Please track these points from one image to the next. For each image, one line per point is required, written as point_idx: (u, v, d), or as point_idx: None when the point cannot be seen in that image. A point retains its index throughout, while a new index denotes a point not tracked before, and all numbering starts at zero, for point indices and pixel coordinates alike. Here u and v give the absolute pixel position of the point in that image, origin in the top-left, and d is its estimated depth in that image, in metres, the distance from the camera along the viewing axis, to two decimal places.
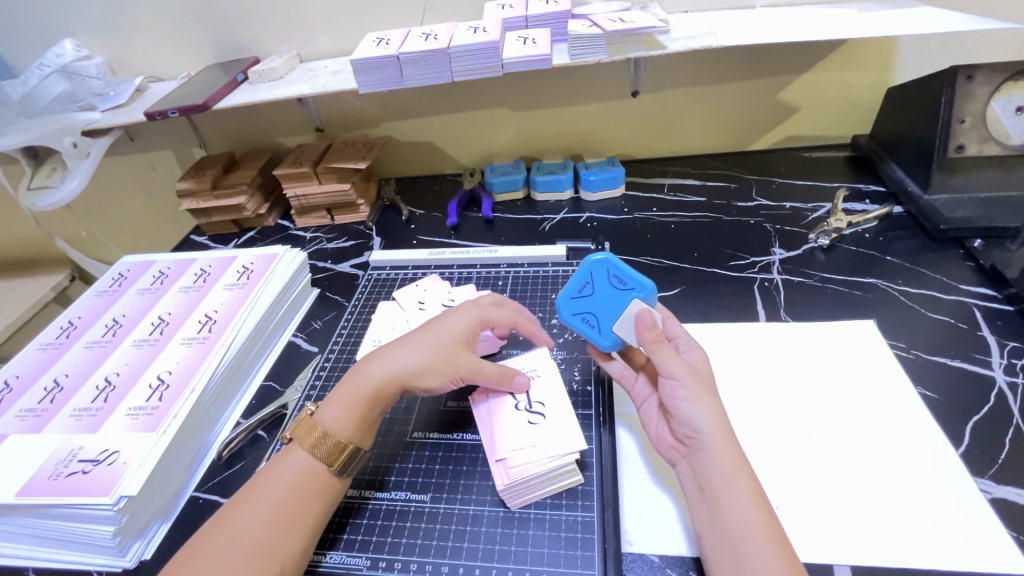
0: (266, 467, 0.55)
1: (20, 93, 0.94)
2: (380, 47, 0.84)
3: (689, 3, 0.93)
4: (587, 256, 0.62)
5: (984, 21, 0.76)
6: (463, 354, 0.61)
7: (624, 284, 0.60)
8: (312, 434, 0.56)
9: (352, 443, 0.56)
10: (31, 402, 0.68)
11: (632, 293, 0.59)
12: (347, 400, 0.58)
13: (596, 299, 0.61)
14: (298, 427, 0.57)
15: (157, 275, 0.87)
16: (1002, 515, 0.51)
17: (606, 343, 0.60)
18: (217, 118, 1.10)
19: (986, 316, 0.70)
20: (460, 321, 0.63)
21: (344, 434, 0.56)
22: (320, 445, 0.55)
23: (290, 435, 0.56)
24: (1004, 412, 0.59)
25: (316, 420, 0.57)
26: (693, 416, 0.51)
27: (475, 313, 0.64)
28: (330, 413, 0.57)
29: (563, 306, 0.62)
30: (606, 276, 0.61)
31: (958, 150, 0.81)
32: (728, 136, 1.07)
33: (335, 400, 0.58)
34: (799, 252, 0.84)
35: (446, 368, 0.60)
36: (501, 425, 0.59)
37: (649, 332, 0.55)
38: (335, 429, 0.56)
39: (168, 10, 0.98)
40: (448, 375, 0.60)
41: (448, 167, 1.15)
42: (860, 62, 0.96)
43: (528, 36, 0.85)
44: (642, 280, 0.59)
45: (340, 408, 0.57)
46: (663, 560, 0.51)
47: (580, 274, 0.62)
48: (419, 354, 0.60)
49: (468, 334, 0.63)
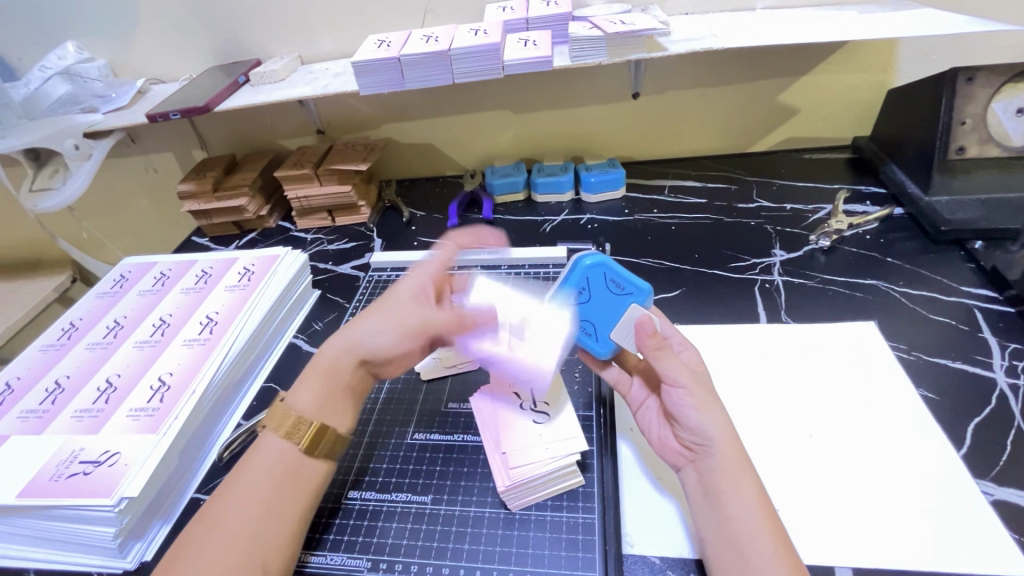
0: (245, 457, 0.55)
1: (23, 95, 0.93)
2: (381, 49, 0.84)
3: (690, 5, 0.93)
4: (579, 259, 0.59)
5: (984, 23, 0.76)
6: (416, 309, 0.60)
7: (622, 289, 0.58)
8: (286, 421, 0.55)
9: (323, 424, 0.56)
10: (32, 404, 0.68)
11: (630, 298, 0.58)
12: (314, 383, 0.58)
13: (593, 304, 0.59)
14: (273, 415, 0.56)
15: (158, 276, 0.88)
16: (1004, 516, 0.51)
17: (604, 350, 0.60)
18: (218, 120, 1.10)
19: (988, 317, 0.70)
20: (412, 279, 0.64)
21: (316, 416, 0.56)
22: (294, 429, 0.55)
23: (265, 423, 0.56)
24: (1005, 414, 0.59)
25: (288, 405, 0.56)
26: (701, 423, 0.51)
27: (430, 268, 0.65)
28: (300, 396, 0.57)
29: (560, 312, 0.60)
30: (602, 279, 0.59)
31: (958, 152, 0.81)
32: (729, 138, 1.07)
33: (304, 385, 0.58)
34: (800, 253, 0.84)
35: (399, 327, 0.59)
36: (523, 357, 0.59)
37: (649, 339, 0.53)
38: (305, 411, 0.56)
39: (169, 12, 0.98)
40: (403, 336, 0.59)
41: (449, 169, 1.15)
42: (860, 64, 0.96)
43: (528, 38, 0.85)
44: (640, 283, 0.57)
45: (310, 393, 0.57)
46: (664, 562, 0.51)
47: (575, 279, 0.59)
48: (374, 320, 0.60)
49: (422, 289, 0.63)
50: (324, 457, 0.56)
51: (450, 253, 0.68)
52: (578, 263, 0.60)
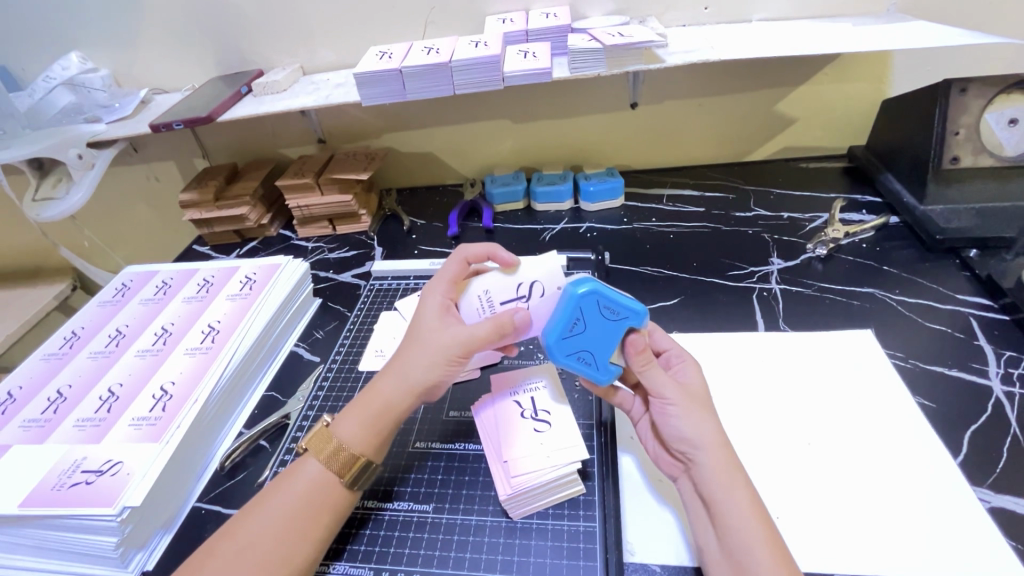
0: (281, 476, 0.56)
1: (27, 104, 0.95)
2: (382, 60, 0.85)
3: (687, 17, 0.94)
4: (570, 290, 0.54)
5: (976, 36, 0.77)
6: (448, 330, 0.57)
7: (616, 314, 0.55)
8: (326, 447, 0.55)
9: (368, 458, 0.56)
10: (34, 413, 0.68)
11: (626, 322, 0.55)
12: (364, 416, 0.57)
13: (590, 335, 0.55)
14: (315, 439, 0.57)
15: (160, 285, 0.88)
16: (1000, 523, 0.52)
17: (606, 377, 0.57)
18: (219, 129, 1.11)
19: (983, 325, 0.71)
20: (432, 300, 0.60)
21: (363, 449, 0.56)
22: (336, 460, 0.55)
23: (304, 446, 0.56)
24: (1001, 421, 0.60)
25: (331, 431, 0.56)
26: (684, 431, 0.52)
27: (445, 285, 0.61)
28: (345, 427, 0.57)
29: (555, 348, 0.56)
30: (596, 307, 0.55)
31: (952, 162, 0.82)
32: (725, 147, 1.09)
33: (351, 415, 0.58)
34: (798, 262, 0.85)
35: (439, 352, 0.57)
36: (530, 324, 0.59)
37: (639, 355, 0.56)
38: (351, 443, 0.55)
39: (172, 23, 0.99)
40: (444, 360, 0.57)
41: (449, 177, 1.16)
42: (854, 75, 0.98)
43: (528, 50, 0.86)
44: (633, 305, 0.55)
45: (357, 424, 0.57)
46: (664, 570, 0.52)
47: (567, 313, 0.55)
48: (411, 351, 0.58)
49: (446, 308, 0.59)
50: (359, 489, 0.56)
51: (458, 263, 0.63)
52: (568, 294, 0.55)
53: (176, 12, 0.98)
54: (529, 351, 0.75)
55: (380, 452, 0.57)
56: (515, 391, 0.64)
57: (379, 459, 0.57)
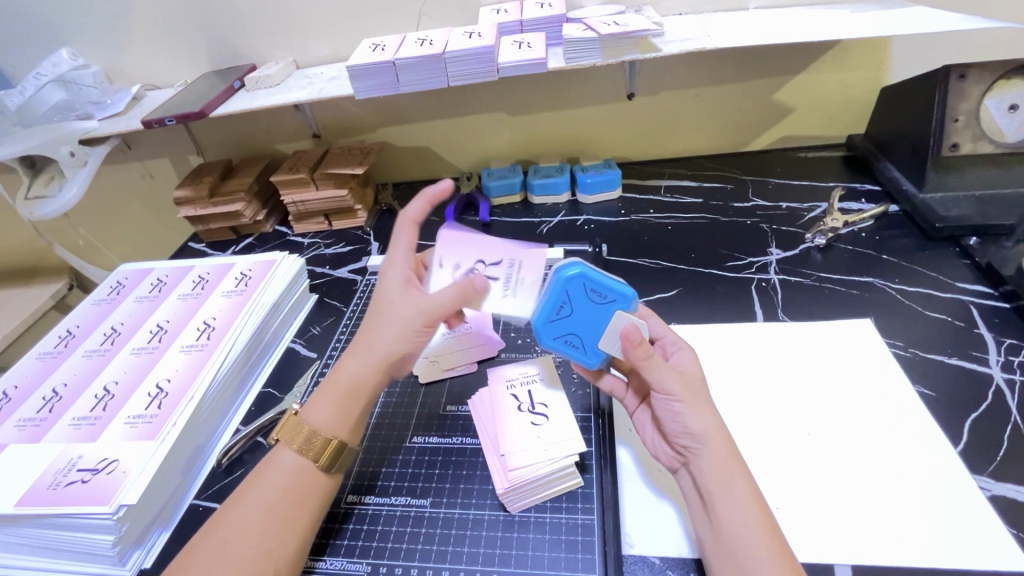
0: (256, 469, 0.55)
1: (18, 101, 0.93)
2: (375, 53, 0.84)
3: (684, 6, 0.93)
4: (560, 272, 0.56)
5: (977, 21, 0.76)
6: (410, 299, 0.57)
7: (603, 297, 0.56)
8: (299, 434, 0.55)
9: (342, 440, 0.55)
10: (29, 412, 0.68)
11: (613, 305, 0.56)
12: (334, 397, 0.56)
13: (577, 319, 0.57)
14: (285, 429, 0.56)
15: (155, 282, 0.87)
16: (1001, 511, 0.51)
17: (593, 361, 0.59)
18: (214, 126, 1.10)
19: (983, 313, 0.70)
20: (391, 272, 0.60)
21: (337, 431, 0.55)
22: (309, 445, 0.54)
23: (274, 437, 0.56)
24: (1001, 409, 0.59)
25: (301, 419, 0.55)
26: (687, 424, 0.51)
27: (404, 258, 0.61)
28: (316, 411, 0.56)
29: (543, 331, 0.58)
30: (583, 291, 0.56)
31: (952, 149, 0.81)
32: (723, 138, 1.08)
33: (321, 399, 0.57)
34: (796, 252, 0.85)
35: (404, 323, 0.56)
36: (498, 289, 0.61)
37: (636, 349, 0.52)
38: (323, 427, 0.55)
39: (163, 18, 0.98)
40: (411, 331, 0.57)
41: (445, 171, 1.15)
42: (853, 63, 0.97)
43: (522, 40, 0.85)
44: (622, 290, 0.56)
45: (326, 406, 0.56)
46: (664, 562, 0.51)
47: (554, 294, 0.56)
48: (377, 326, 0.58)
49: (406, 282, 0.59)
50: (337, 471, 0.55)
51: (410, 231, 0.62)
52: (557, 276, 0.57)
53: (166, 6, 0.97)
54: (526, 344, 0.74)
55: (355, 433, 0.57)
56: (511, 383, 0.64)
57: (354, 439, 0.57)
